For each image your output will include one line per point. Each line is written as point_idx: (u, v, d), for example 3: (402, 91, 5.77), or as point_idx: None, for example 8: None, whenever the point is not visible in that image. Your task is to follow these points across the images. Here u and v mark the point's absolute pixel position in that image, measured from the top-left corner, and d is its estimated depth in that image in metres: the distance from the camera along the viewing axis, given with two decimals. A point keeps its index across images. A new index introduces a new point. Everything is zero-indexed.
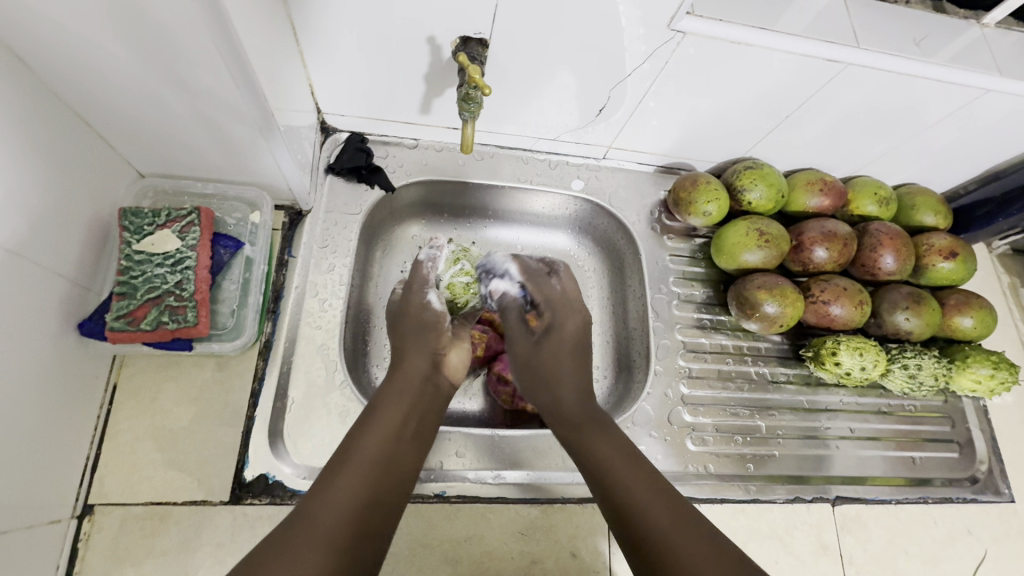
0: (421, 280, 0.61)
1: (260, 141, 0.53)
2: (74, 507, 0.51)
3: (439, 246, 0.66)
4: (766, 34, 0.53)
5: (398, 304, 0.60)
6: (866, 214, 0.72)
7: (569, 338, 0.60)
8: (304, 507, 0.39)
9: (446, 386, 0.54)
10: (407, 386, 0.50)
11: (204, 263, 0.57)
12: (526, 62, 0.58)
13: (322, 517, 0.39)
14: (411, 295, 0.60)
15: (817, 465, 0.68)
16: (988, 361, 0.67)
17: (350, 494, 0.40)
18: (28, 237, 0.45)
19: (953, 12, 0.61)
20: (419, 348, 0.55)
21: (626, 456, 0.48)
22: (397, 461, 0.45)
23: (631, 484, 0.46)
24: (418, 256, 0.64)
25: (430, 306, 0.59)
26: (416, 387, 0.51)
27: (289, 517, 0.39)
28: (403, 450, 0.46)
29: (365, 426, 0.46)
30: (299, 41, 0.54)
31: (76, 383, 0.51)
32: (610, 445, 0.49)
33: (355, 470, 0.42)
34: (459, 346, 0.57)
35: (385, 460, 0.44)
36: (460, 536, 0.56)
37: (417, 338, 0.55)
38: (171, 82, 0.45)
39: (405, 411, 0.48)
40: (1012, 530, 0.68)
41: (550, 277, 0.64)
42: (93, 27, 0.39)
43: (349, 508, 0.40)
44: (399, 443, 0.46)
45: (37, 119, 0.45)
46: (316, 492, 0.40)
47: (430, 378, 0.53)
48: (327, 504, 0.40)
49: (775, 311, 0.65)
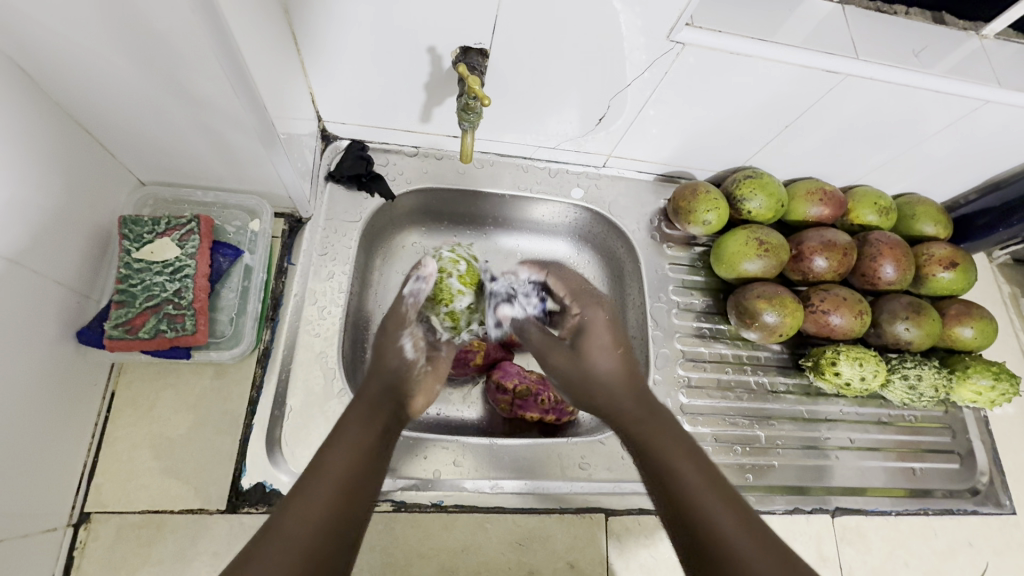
0: (397, 320, 0.55)
1: (261, 151, 0.53)
2: (70, 516, 0.51)
3: (424, 277, 0.59)
4: (767, 45, 0.54)
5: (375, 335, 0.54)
6: (867, 224, 0.71)
7: (603, 330, 0.52)
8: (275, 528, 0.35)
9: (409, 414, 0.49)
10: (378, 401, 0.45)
11: (203, 271, 0.56)
12: (528, 73, 0.59)
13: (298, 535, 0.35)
14: (385, 335, 0.53)
15: (817, 476, 0.67)
16: (989, 372, 0.67)
17: (318, 516, 0.36)
18: (28, 246, 0.45)
19: (952, 23, 0.61)
20: (387, 377, 0.49)
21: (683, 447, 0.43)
22: (364, 481, 0.39)
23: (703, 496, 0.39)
24: (401, 291, 0.58)
25: (402, 354, 0.51)
26: (382, 395, 0.46)
27: (263, 530, 0.35)
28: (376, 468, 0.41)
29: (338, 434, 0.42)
30: (301, 51, 0.55)
31: (74, 390, 0.51)
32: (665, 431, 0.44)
33: (322, 490, 0.37)
34: (428, 386, 0.52)
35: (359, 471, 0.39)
36: (456, 546, 0.56)
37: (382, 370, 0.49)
38: (172, 92, 0.45)
39: (373, 419, 0.44)
40: (1014, 543, 0.68)
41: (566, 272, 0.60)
42: (94, 39, 0.39)
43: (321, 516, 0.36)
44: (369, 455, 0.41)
45: (39, 128, 0.45)
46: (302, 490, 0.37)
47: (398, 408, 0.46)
48: (301, 511, 0.36)
49: (774, 320, 0.65)
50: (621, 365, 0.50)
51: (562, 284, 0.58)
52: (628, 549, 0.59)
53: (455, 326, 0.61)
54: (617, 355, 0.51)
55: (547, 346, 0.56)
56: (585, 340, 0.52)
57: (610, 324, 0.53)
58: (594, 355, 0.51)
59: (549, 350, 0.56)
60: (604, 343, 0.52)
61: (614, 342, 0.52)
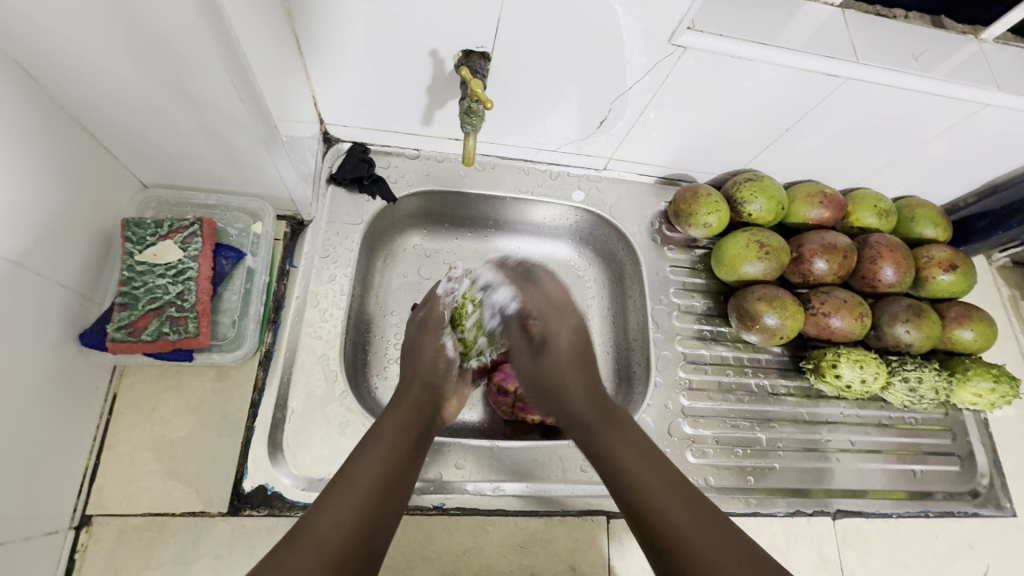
0: (438, 319, 0.62)
1: (263, 153, 0.53)
2: (72, 519, 0.51)
3: (457, 277, 0.64)
4: (768, 49, 0.54)
5: (411, 339, 0.61)
6: (866, 226, 0.72)
7: (567, 352, 0.57)
8: (306, 531, 0.40)
9: (441, 420, 0.57)
10: (411, 412, 0.53)
11: (205, 274, 0.56)
12: (530, 77, 0.59)
13: (325, 540, 0.40)
14: (426, 335, 0.60)
15: (817, 478, 0.67)
16: (989, 375, 0.67)
17: (350, 519, 0.41)
18: (30, 248, 0.45)
19: (952, 27, 0.62)
20: (427, 379, 0.57)
21: (643, 455, 0.48)
22: (397, 484, 0.46)
23: (660, 500, 0.45)
24: (436, 290, 0.64)
25: (443, 354, 0.60)
26: (411, 417, 0.52)
27: (297, 527, 0.41)
28: (404, 476, 0.47)
29: (368, 445, 0.47)
30: (304, 54, 0.55)
31: (76, 393, 0.51)
32: (625, 438, 0.50)
33: (352, 495, 0.43)
34: (457, 391, 0.61)
35: (387, 479, 0.45)
36: (458, 549, 0.56)
37: (427, 369, 0.58)
38: (176, 95, 0.45)
39: (400, 441, 0.49)
40: (1014, 546, 0.68)
41: (538, 283, 0.62)
42: (98, 42, 0.39)
43: (354, 518, 0.42)
44: (399, 463, 0.47)
45: (42, 130, 0.45)
46: (329, 498, 0.43)
47: (433, 411, 0.55)
48: (331, 515, 0.41)
49: (775, 323, 0.65)
50: (578, 376, 0.56)
51: (533, 302, 0.60)
52: (630, 551, 0.59)
53: (466, 351, 0.65)
54: (574, 366, 0.57)
55: (517, 346, 0.60)
56: (546, 356, 0.57)
57: (574, 334, 0.59)
58: (558, 366, 0.57)
59: (518, 350, 0.60)
60: (565, 361, 0.57)
61: (574, 356, 0.57)
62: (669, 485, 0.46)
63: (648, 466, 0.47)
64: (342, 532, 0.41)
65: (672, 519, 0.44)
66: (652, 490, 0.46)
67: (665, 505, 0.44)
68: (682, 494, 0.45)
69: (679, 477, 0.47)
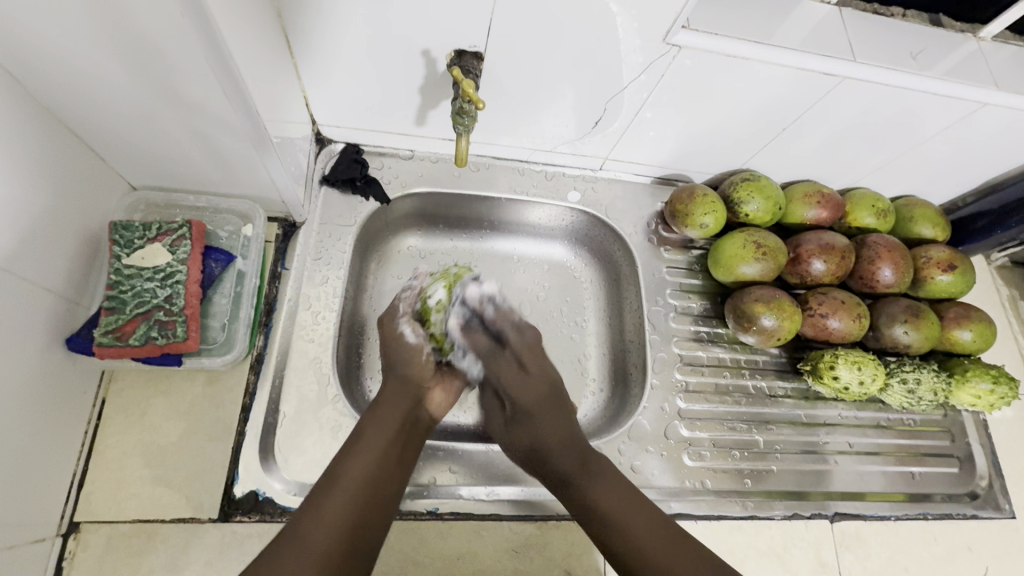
0: (393, 314, 0.60)
1: (253, 154, 0.53)
2: (60, 526, 0.50)
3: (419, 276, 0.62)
4: (763, 49, 0.53)
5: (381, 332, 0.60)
6: (864, 226, 0.71)
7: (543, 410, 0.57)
8: (290, 535, 0.41)
9: (429, 419, 0.55)
10: (392, 410, 0.52)
11: (194, 278, 0.56)
12: (524, 78, 0.58)
13: (312, 545, 0.40)
14: (385, 329, 0.59)
15: (816, 481, 0.67)
16: (988, 376, 0.66)
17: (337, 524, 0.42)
18: (15, 252, 0.44)
19: (949, 25, 0.61)
20: (406, 371, 0.56)
21: (622, 497, 0.51)
22: (382, 486, 0.47)
23: (632, 530, 0.49)
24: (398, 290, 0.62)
25: (405, 339, 0.57)
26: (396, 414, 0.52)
27: (282, 533, 0.41)
28: (389, 477, 0.48)
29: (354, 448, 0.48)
30: (295, 55, 0.55)
31: (63, 398, 0.50)
32: (605, 480, 0.53)
33: (339, 500, 0.44)
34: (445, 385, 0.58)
35: (372, 483, 0.46)
36: (451, 554, 0.55)
37: (400, 362, 0.56)
38: (161, 96, 0.45)
39: (385, 441, 0.49)
40: (1014, 548, 0.67)
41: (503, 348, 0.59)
42: (81, 43, 0.39)
43: (341, 523, 0.42)
44: (383, 465, 0.48)
45: (28, 133, 0.45)
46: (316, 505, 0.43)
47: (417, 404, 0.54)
48: (316, 521, 0.42)
49: (772, 324, 0.64)
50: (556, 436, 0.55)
51: (496, 367, 0.58)
52: None
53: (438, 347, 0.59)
54: (556, 420, 0.57)
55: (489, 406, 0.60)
56: (525, 422, 0.56)
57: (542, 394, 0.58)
58: (537, 433, 0.56)
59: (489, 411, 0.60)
60: (548, 416, 0.57)
61: (554, 412, 0.57)
62: (644, 512, 0.50)
63: (620, 502, 0.51)
64: (329, 537, 0.41)
65: (645, 550, 0.47)
66: (629, 524, 0.49)
67: (634, 532, 0.48)
68: (652, 520, 0.49)
69: (649, 508, 0.51)
